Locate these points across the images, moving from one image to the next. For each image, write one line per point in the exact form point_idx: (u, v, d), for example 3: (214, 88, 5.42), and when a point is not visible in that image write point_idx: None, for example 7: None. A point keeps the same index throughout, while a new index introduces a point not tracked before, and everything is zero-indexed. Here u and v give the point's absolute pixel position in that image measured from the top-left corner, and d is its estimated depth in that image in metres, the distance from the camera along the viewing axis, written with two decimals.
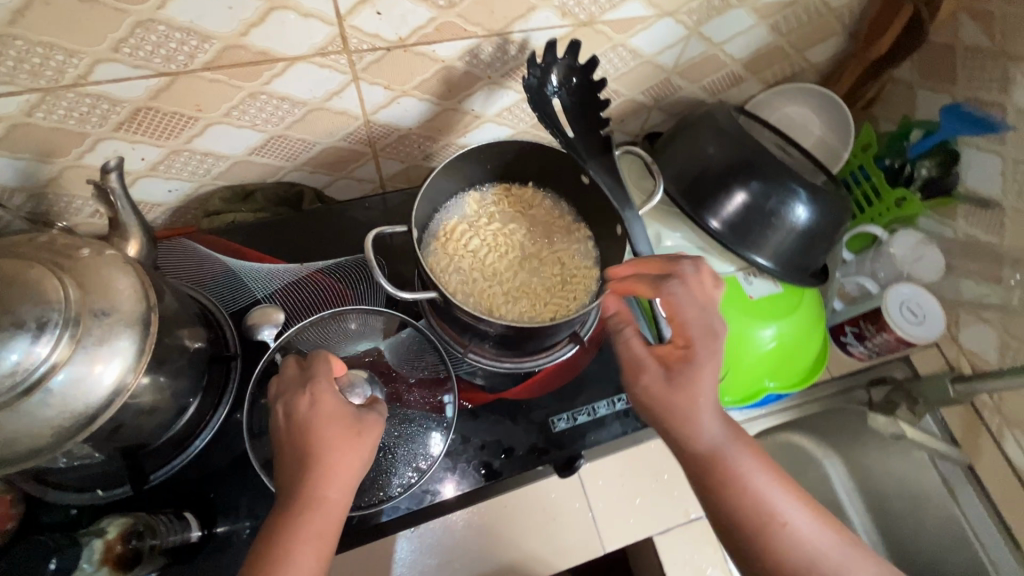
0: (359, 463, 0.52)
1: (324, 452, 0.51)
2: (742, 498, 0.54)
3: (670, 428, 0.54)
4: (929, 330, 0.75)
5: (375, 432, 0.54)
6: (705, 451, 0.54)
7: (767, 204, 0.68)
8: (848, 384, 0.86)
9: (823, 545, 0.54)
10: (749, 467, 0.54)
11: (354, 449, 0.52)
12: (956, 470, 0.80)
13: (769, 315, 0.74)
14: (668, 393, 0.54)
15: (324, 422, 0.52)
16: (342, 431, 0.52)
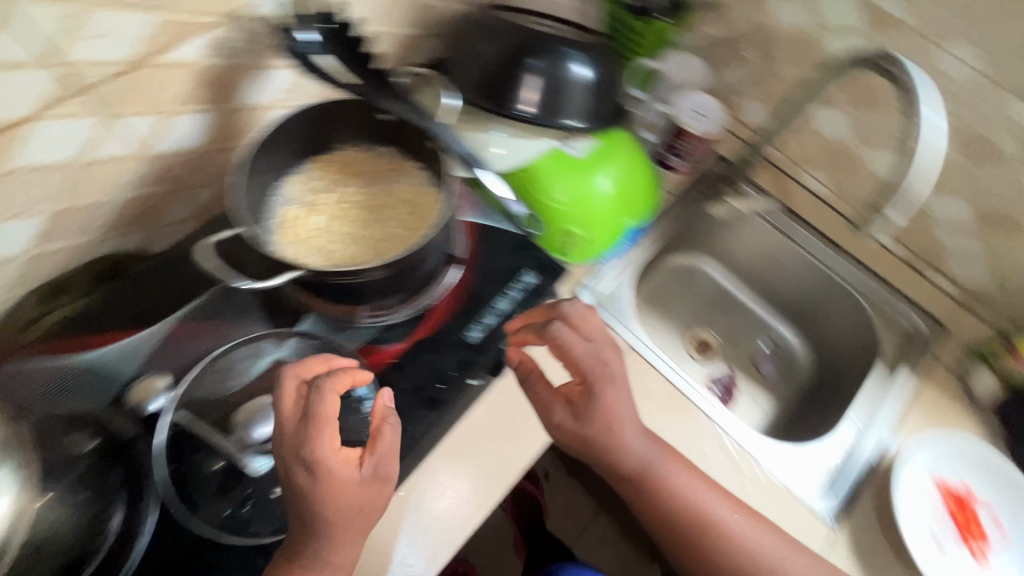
0: (367, 525, 0.53)
1: (340, 531, 0.52)
2: (672, 501, 0.66)
3: (600, 459, 0.65)
4: (715, 117, 0.92)
5: (381, 496, 0.54)
6: (631, 468, 0.65)
7: (552, 75, 0.76)
8: (685, 195, 0.99)
9: (746, 532, 0.67)
10: (673, 474, 0.67)
11: (360, 523, 0.53)
12: (779, 216, 0.98)
13: (599, 168, 0.84)
14: (581, 427, 0.63)
15: (337, 498, 0.51)
16: (353, 502, 0.52)
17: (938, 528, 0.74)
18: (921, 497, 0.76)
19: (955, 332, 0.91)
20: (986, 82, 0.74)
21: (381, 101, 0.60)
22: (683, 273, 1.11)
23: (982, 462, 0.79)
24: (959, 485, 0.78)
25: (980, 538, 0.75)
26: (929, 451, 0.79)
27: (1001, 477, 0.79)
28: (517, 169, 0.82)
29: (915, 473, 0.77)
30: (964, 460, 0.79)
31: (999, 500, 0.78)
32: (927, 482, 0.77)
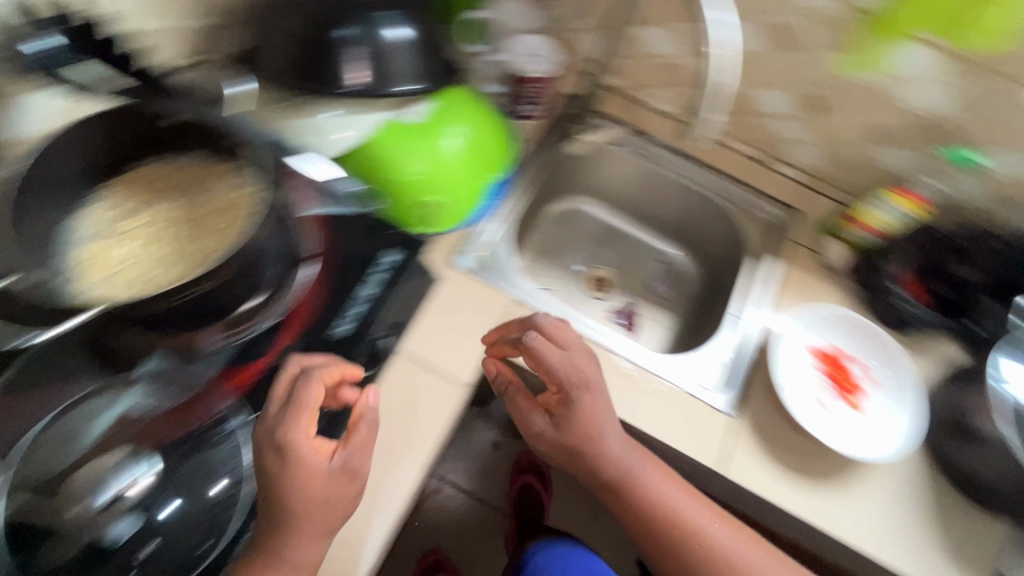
0: (330, 521, 0.54)
1: (301, 522, 0.52)
2: (650, 506, 0.70)
3: (581, 465, 0.70)
4: (547, 57, 0.92)
5: (348, 496, 0.55)
6: (614, 475, 0.70)
7: (367, 44, 0.73)
8: (545, 141, 0.98)
9: (726, 538, 0.71)
10: (652, 483, 0.71)
11: (323, 517, 0.53)
12: (634, 140, 1.01)
13: (441, 129, 0.81)
14: (560, 435, 0.70)
15: (302, 482, 0.53)
16: (319, 492, 0.53)
17: (813, 391, 0.82)
18: (795, 369, 0.83)
19: (807, 214, 0.98)
20: None
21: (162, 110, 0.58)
22: (565, 218, 1.14)
23: (841, 322, 0.87)
24: (827, 349, 0.85)
25: (855, 387, 0.82)
26: (806, 324, 0.86)
27: (860, 328, 0.86)
28: (355, 149, 0.77)
29: (787, 349, 0.84)
30: (826, 324, 0.87)
31: (864, 349, 0.85)
32: (797, 355, 0.84)
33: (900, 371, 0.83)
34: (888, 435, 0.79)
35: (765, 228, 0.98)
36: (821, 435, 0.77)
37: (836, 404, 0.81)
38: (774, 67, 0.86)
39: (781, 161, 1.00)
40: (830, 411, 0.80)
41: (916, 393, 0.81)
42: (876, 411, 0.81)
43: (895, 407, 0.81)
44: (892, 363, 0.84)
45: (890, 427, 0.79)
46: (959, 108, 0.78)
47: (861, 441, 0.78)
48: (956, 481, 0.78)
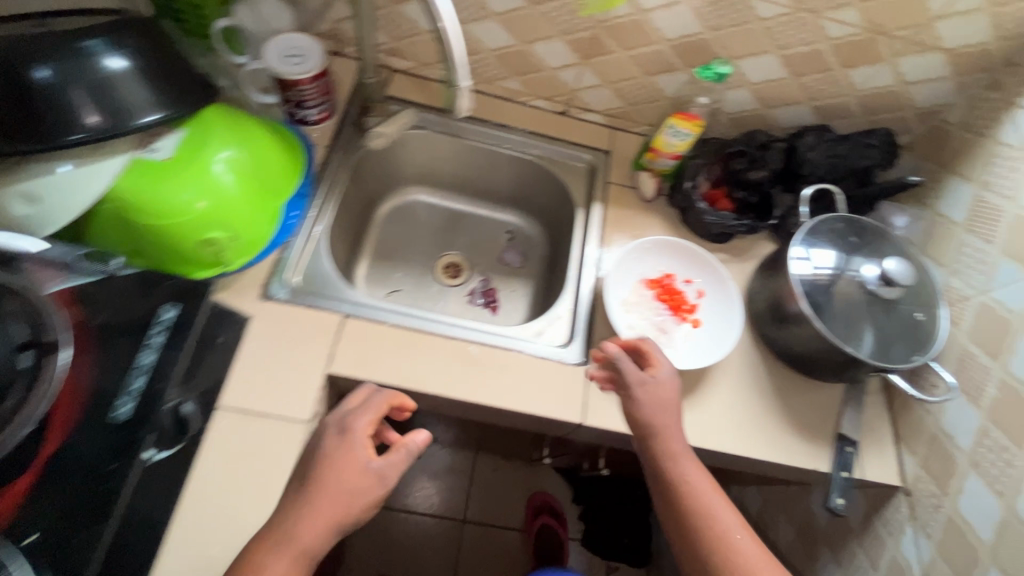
0: (347, 513, 0.57)
1: (319, 499, 0.56)
2: (689, 482, 0.66)
3: (654, 426, 0.69)
4: (312, 54, 0.84)
5: (366, 498, 0.58)
6: (659, 442, 0.68)
7: (79, 79, 0.64)
8: (342, 142, 0.92)
9: (753, 555, 0.62)
10: (687, 462, 0.67)
11: (342, 505, 0.57)
12: (438, 120, 0.99)
13: (207, 154, 0.73)
14: (656, 392, 0.70)
15: (344, 465, 0.59)
16: (355, 478, 0.58)
17: (650, 322, 0.86)
18: (629, 308, 0.87)
19: (617, 153, 1.01)
20: None
21: None
22: (398, 215, 1.11)
23: (657, 249, 0.91)
24: (651, 279, 0.90)
25: (684, 304, 0.88)
26: (637, 261, 0.90)
27: (675, 249, 0.91)
28: (99, 205, 0.68)
29: (616, 292, 0.87)
30: (645, 256, 0.91)
31: (684, 266, 0.91)
32: (627, 293, 0.88)
33: (717, 275, 0.89)
34: (723, 337, 0.85)
35: (583, 176, 1.01)
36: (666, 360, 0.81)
37: (673, 326, 0.86)
38: (537, 19, 0.85)
39: (581, 108, 1.01)
40: (670, 334, 0.85)
41: (738, 300, 0.87)
42: (706, 319, 0.87)
43: (720, 309, 0.88)
44: (718, 282, 0.89)
45: (721, 328, 0.86)
46: (704, 26, 0.81)
47: (700, 352, 0.84)
48: (787, 361, 0.86)
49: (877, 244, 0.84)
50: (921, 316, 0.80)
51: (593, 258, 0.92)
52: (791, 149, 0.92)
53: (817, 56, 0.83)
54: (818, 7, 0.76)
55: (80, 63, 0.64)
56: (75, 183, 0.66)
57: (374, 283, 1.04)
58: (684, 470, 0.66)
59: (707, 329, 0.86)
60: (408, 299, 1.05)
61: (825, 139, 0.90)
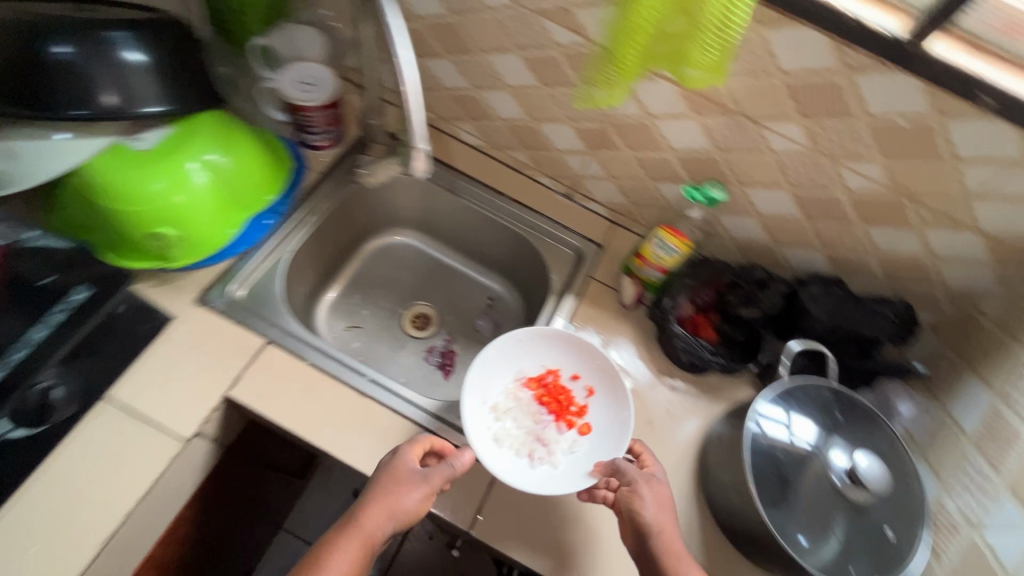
0: (396, 508, 0.62)
1: (377, 488, 0.63)
2: None
3: (657, 528, 0.64)
4: (326, 86, 0.87)
5: (414, 496, 0.63)
6: (659, 544, 0.63)
7: (97, 62, 0.69)
8: (338, 171, 0.94)
9: None
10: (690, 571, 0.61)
11: (390, 502, 0.62)
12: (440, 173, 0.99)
13: (185, 154, 0.75)
14: (655, 497, 0.66)
15: (391, 475, 0.64)
16: (401, 485, 0.63)
17: (524, 431, 0.79)
18: (500, 416, 0.79)
19: (610, 249, 0.95)
20: (513, 6, 0.74)
21: None
22: (385, 254, 1.10)
23: (535, 340, 0.84)
24: (528, 377, 0.84)
25: (567, 406, 0.81)
26: (521, 355, 0.84)
27: (556, 337, 0.84)
28: (66, 176, 0.71)
29: (481, 398, 0.80)
30: (522, 348, 0.84)
31: (566, 359, 0.84)
32: (499, 398, 0.81)
33: (608, 376, 0.82)
34: (613, 439, 0.76)
35: (568, 263, 0.95)
36: (540, 482, 0.72)
37: (553, 433, 0.79)
38: (545, 100, 0.84)
39: (585, 195, 0.97)
40: (549, 443, 0.78)
41: (623, 428, 0.77)
42: (595, 420, 0.80)
43: (611, 410, 0.80)
44: (616, 400, 0.80)
45: (609, 432, 0.78)
46: (714, 144, 0.76)
47: (586, 462, 0.75)
48: (726, 531, 0.74)
49: (865, 429, 0.71)
50: (891, 533, 0.66)
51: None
52: (791, 294, 0.82)
53: (833, 204, 0.75)
54: (837, 154, 0.69)
55: (96, 51, 0.69)
56: (52, 154, 0.69)
57: (337, 313, 1.03)
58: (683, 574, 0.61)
59: (595, 433, 0.79)
60: (364, 338, 1.02)
61: (832, 294, 0.79)
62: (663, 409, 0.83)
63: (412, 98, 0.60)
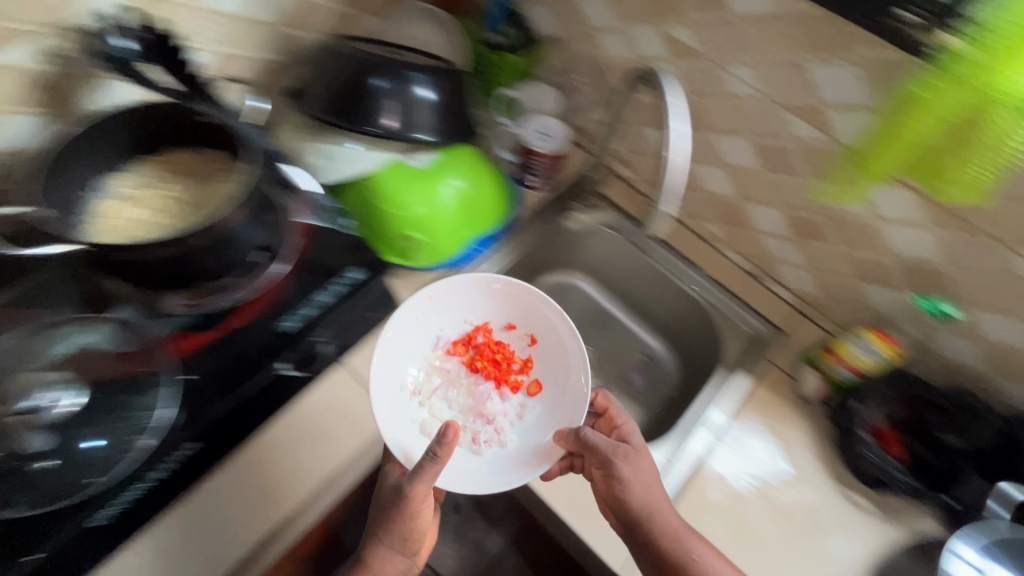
0: (391, 536, 0.69)
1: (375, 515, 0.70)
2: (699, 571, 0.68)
3: (654, 509, 0.69)
4: (558, 138, 0.98)
5: (402, 527, 0.69)
6: (657, 523, 0.69)
7: (400, 95, 0.86)
8: (545, 211, 1.04)
9: None
10: (693, 544, 0.69)
11: (389, 527, 0.69)
12: (633, 230, 1.04)
13: (442, 178, 0.90)
14: (639, 471, 0.70)
15: (380, 507, 0.70)
16: (387, 519, 0.69)
17: (460, 409, 0.78)
18: (430, 400, 0.78)
19: (792, 337, 0.95)
20: (760, 98, 0.80)
21: (190, 102, 0.68)
22: (562, 289, 1.15)
23: (462, 294, 0.85)
24: (457, 344, 0.83)
25: (508, 372, 0.82)
26: (450, 313, 0.84)
27: (479, 284, 0.85)
28: (356, 180, 0.88)
29: (398, 381, 0.77)
30: (441, 306, 0.83)
31: (489, 310, 0.85)
32: (418, 377, 0.79)
33: (549, 334, 0.83)
34: (564, 403, 0.79)
35: (745, 343, 0.95)
36: (499, 467, 0.73)
37: (497, 400, 0.80)
38: (762, 183, 0.88)
39: (774, 279, 0.98)
40: (493, 414, 0.79)
41: (568, 397, 0.79)
42: (540, 374, 0.82)
43: (554, 364, 0.82)
44: (561, 374, 0.81)
45: (558, 394, 0.80)
46: (945, 258, 0.75)
47: (540, 425, 0.78)
48: None
49: None
50: None
51: (715, 430, 0.85)
52: (1010, 434, 0.75)
53: None
54: None
55: (402, 87, 0.87)
56: (353, 160, 0.87)
57: None
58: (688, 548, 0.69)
59: (542, 390, 0.81)
60: None
61: None
62: (833, 515, 0.79)
63: (674, 164, 0.66)
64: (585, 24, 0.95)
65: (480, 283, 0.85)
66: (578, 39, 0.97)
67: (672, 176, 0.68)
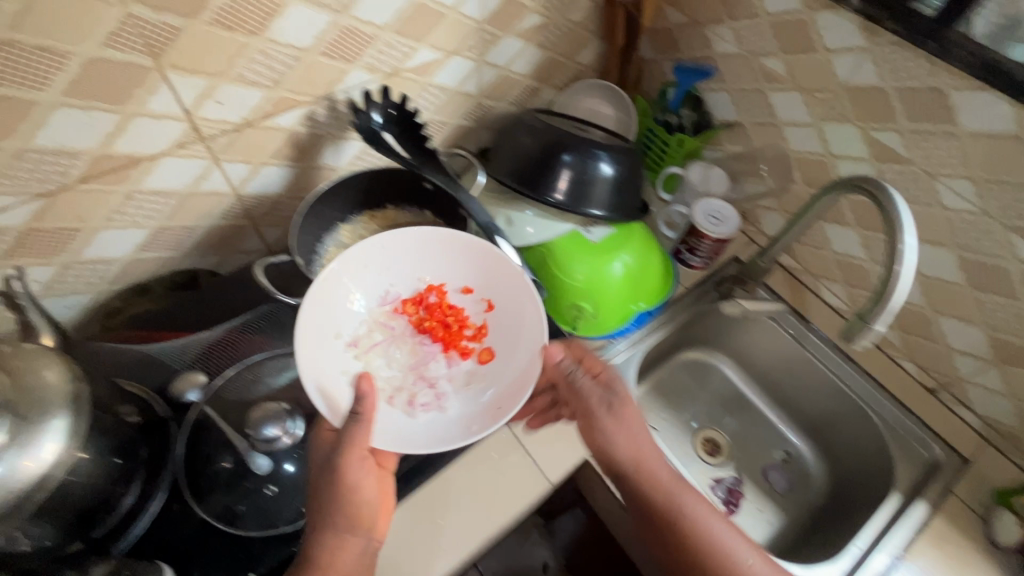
0: (335, 515, 0.60)
1: (325, 500, 0.61)
2: (698, 531, 0.67)
3: (641, 465, 0.69)
4: (730, 225, 0.97)
5: (343, 503, 0.61)
6: (648, 480, 0.69)
7: (584, 170, 0.89)
8: (702, 290, 1.04)
9: None
10: (691, 504, 0.68)
11: (334, 508, 0.61)
12: (795, 323, 1.00)
13: (616, 251, 0.92)
14: (620, 424, 0.71)
15: (318, 475, 0.62)
16: (326, 489, 0.61)
17: (401, 368, 0.76)
18: (368, 356, 0.75)
19: (977, 469, 0.86)
20: (982, 216, 0.75)
21: (424, 172, 0.77)
22: (700, 368, 1.13)
23: (422, 251, 0.81)
24: (405, 303, 0.80)
25: (458, 335, 0.78)
26: (399, 269, 0.80)
27: (442, 240, 0.81)
28: (535, 245, 0.92)
29: (332, 332, 0.74)
30: (396, 262, 0.80)
31: (447, 270, 0.81)
32: (358, 331, 0.76)
33: (504, 294, 0.79)
34: (514, 368, 0.75)
35: (918, 467, 0.87)
36: (435, 429, 0.71)
37: (444, 363, 0.77)
38: (964, 300, 0.82)
39: (957, 400, 0.90)
40: (437, 377, 0.76)
41: (514, 364, 0.75)
42: (493, 341, 0.78)
43: (505, 328, 0.78)
44: (513, 339, 0.77)
45: (506, 359, 0.76)
46: None
47: (485, 394, 0.74)
48: None
49: None
50: None
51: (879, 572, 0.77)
52: None
53: None
54: None
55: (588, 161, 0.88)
56: (535, 228, 0.92)
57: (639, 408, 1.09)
58: (686, 508, 0.68)
59: (492, 353, 0.77)
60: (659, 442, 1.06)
61: None
62: None
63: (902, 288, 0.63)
64: (775, 115, 0.94)
65: (440, 244, 0.81)
66: (762, 128, 0.97)
67: (899, 301, 0.63)
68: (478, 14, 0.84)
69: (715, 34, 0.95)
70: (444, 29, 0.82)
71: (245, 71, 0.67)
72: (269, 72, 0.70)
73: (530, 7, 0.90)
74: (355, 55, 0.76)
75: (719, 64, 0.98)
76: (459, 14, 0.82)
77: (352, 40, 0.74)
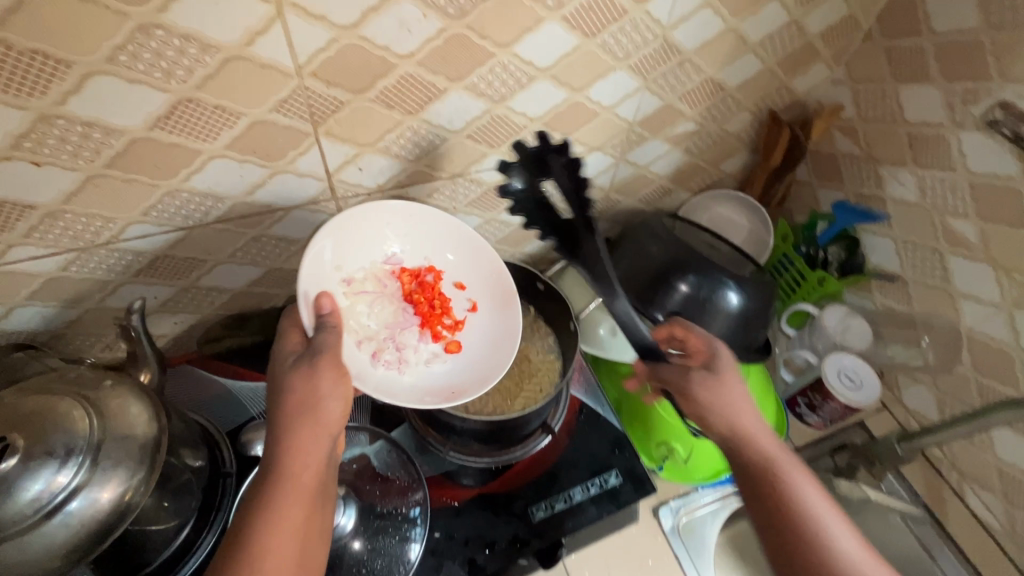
0: (304, 419, 0.53)
1: (295, 407, 0.53)
2: (792, 498, 0.61)
3: (739, 428, 0.65)
4: (868, 393, 0.83)
5: (324, 408, 0.54)
6: (749, 444, 0.64)
7: (702, 295, 0.80)
8: (813, 453, 0.90)
9: None
10: (791, 472, 0.62)
11: (309, 414, 0.53)
12: (929, 530, 0.83)
13: None
14: (717, 390, 0.67)
15: (283, 369, 0.55)
16: (297, 385, 0.54)
17: (378, 323, 0.70)
18: (355, 299, 0.69)
19: None
20: None
21: (571, 255, 0.72)
22: None
23: (436, 223, 0.75)
24: (402, 268, 0.73)
25: (442, 318, 0.73)
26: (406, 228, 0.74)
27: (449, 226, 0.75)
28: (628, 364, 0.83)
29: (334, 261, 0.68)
30: (417, 232, 0.74)
31: (456, 260, 0.76)
32: (356, 272, 0.70)
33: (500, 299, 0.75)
34: (477, 373, 0.71)
35: None
36: (389, 389, 0.66)
37: (415, 338, 0.72)
38: None
39: None
40: (405, 345, 0.71)
41: (478, 369, 0.71)
42: (467, 339, 0.74)
43: (485, 333, 0.74)
44: (491, 346, 0.73)
45: (476, 361, 0.72)
46: None
47: (443, 381, 0.70)
48: None
49: None
50: None
51: None
52: None
53: None
54: None
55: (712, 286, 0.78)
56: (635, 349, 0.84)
57: None
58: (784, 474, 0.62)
59: (460, 350, 0.73)
60: None
61: None
62: None
63: None
64: (952, 282, 0.80)
65: (451, 232, 0.75)
66: (930, 292, 0.83)
67: None
68: (632, 116, 0.80)
69: (892, 176, 0.84)
70: (593, 126, 0.78)
71: (391, 144, 0.67)
72: (413, 148, 0.69)
73: (686, 114, 0.84)
74: (500, 140, 0.73)
75: (889, 209, 0.86)
76: (612, 113, 0.78)
77: (501, 128, 0.72)
